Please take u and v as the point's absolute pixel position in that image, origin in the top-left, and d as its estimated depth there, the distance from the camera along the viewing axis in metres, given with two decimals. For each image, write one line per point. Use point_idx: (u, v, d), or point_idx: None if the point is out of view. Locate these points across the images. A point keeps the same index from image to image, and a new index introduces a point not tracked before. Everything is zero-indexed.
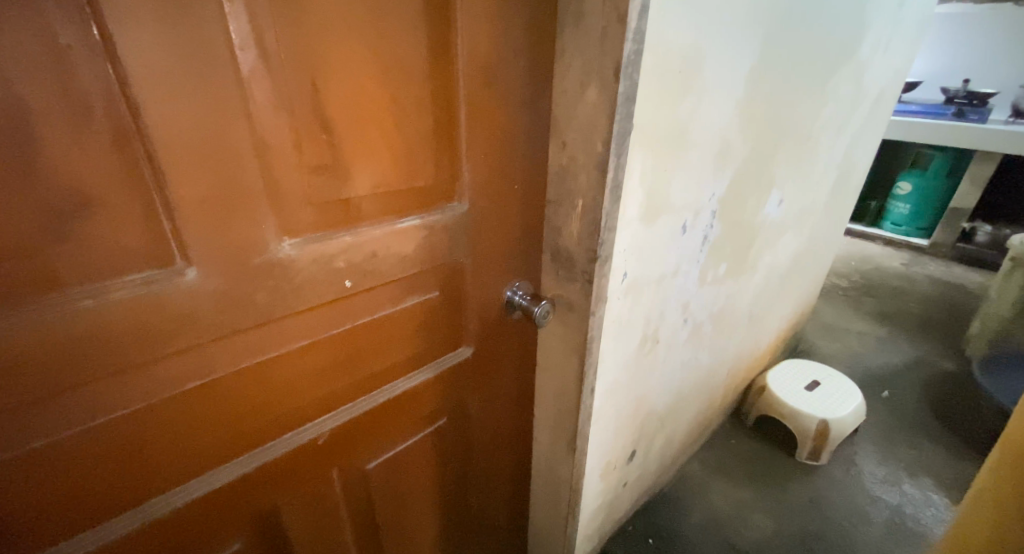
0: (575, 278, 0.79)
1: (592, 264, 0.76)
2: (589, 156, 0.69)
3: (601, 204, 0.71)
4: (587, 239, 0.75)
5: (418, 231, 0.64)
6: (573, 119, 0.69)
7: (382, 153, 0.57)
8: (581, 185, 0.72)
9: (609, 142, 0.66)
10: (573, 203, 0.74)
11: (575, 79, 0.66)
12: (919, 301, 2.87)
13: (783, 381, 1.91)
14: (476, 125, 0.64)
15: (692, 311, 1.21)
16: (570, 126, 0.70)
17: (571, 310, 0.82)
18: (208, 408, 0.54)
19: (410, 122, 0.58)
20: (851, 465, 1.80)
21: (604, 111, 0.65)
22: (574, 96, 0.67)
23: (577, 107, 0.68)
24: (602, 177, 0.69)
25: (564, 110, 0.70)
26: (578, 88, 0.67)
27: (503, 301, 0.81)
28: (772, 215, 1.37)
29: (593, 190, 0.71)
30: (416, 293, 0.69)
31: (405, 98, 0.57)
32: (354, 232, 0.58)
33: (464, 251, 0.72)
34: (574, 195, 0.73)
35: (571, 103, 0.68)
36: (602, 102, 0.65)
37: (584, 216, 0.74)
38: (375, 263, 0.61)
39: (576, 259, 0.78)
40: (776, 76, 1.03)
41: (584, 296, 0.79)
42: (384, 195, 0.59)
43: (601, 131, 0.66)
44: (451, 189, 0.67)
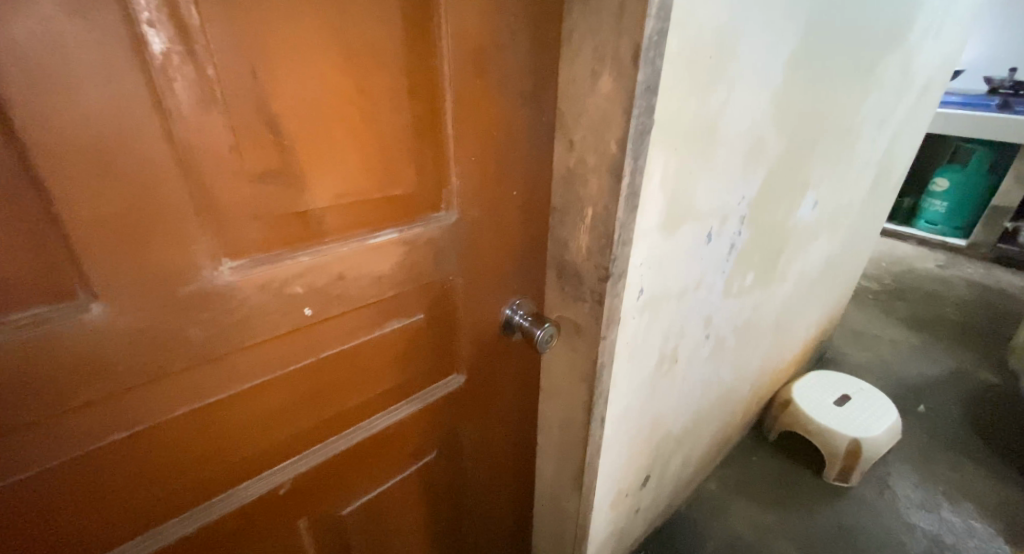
0: (583, 298, 0.69)
1: (603, 283, 0.65)
2: (601, 158, 0.58)
3: (615, 214, 0.60)
4: (598, 255, 0.64)
5: (397, 247, 0.55)
6: (583, 113, 0.58)
7: (347, 156, 0.47)
8: (591, 191, 0.61)
9: (625, 142, 0.55)
10: (582, 212, 0.64)
11: (586, 65, 0.55)
12: (956, 306, 2.70)
13: (810, 395, 1.79)
14: (465, 121, 0.54)
15: (715, 325, 1.10)
16: (578, 122, 0.59)
17: (579, 333, 0.72)
18: (136, 464, 0.45)
19: (382, 118, 0.48)
20: (884, 487, 1.68)
21: (620, 104, 0.54)
22: (585, 85, 0.56)
23: (588, 99, 0.57)
24: (616, 183, 0.58)
25: (572, 102, 0.59)
26: (589, 76, 0.55)
27: (500, 321, 0.71)
28: (806, 218, 1.24)
29: (605, 198, 0.60)
30: (396, 317, 0.59)
31: (376, 87, 0.47)
32: (317, 252, 0.48)
33: (454, 267, 0.62)
34: (583, 203, 0.63)
35: (580, 93, 0.57)
36: (618, 94, 0.53)
37: (594, 228, 0.63)
38: (343, 287, 0.51)
39: (585, 276, 0.67)
40: (819, 62, 0.90)
41: (594, 319, 0.69)
42: (353, 206, 0.50)
43: (615, 129, 0.55)
44: (437, 196, 0.57)
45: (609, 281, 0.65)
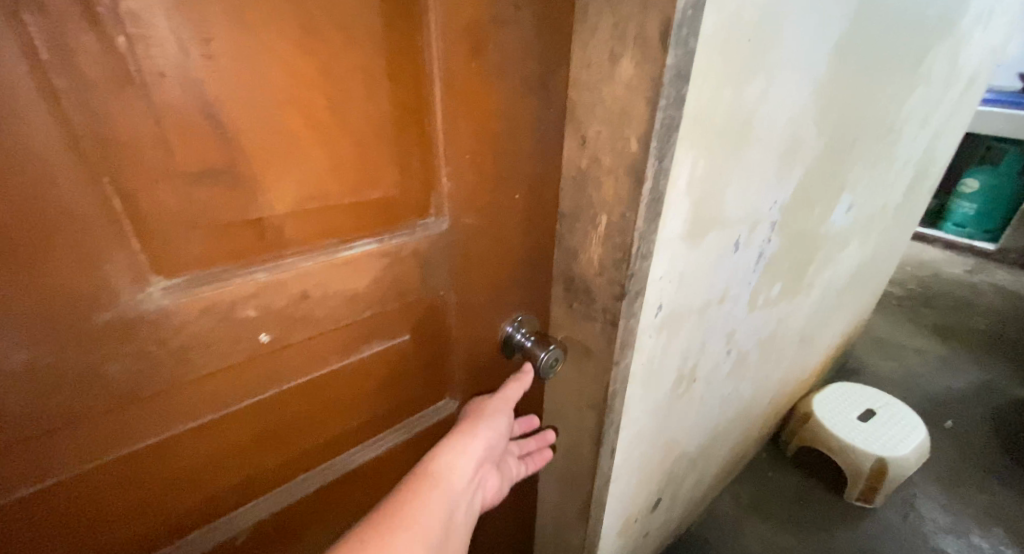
0: (594, 317, 0.60)
1: (618, 303, 0.56)
2: (618, 158, 0.49)
3: (634, 225, 0.51)
4: (613, 270, 0.55)
5: (376, 260, 0.46)
6: (599, 104, 0.49)
7: (310, 152, 0.39)
8: (606, 196, 0.52)
9: (649, 140, 0.46)
10: (594, 220, 0.55)
11: (605, 45, 0.46)
12: (984, 315, 2.57)
13: (832, 408, 1.70)
14: (458, 112, 0.46)
15: (737, 340, 1.00)
16: (593, 114, 0.50)
17: (588, 356, 0.63)
18: (54, 521, 0.38)
19: (355, 106, 0.40)
20: (909, 509, 1.58)
21: (643, 93, 0.44)
22: (602, 70, 0.47)
23: (605, 86, 0.48)
24: (636, 188, 0.49)
25: (585, 91, 0.50)
26: (607, 60, 0.46)
27: (500, 339, 0.63)
28: (838, 223, 1.14)
29: (623, 205, 0.51)
30: (376, 340, 0.51)
31: (345, 69, 0.38)
32: (275, 268, 0.40)
33: (445, 282, 0.54)
34: (596, 209, 0.54)
35: (595, 80, 0.48)
36: (642, 82, 0.44)
37: (609, 238, 0.54)
38: (308, 308, 0.43)
39: (597, 293, 0.58)
40: (866, 52, 0.80)
41: (605, 340, 0.60)
42: (319, 212, 0.41)
43: (637, 124, 0.46)
44: (424, 200, 0.49)
45: (625, 301, 0.56)
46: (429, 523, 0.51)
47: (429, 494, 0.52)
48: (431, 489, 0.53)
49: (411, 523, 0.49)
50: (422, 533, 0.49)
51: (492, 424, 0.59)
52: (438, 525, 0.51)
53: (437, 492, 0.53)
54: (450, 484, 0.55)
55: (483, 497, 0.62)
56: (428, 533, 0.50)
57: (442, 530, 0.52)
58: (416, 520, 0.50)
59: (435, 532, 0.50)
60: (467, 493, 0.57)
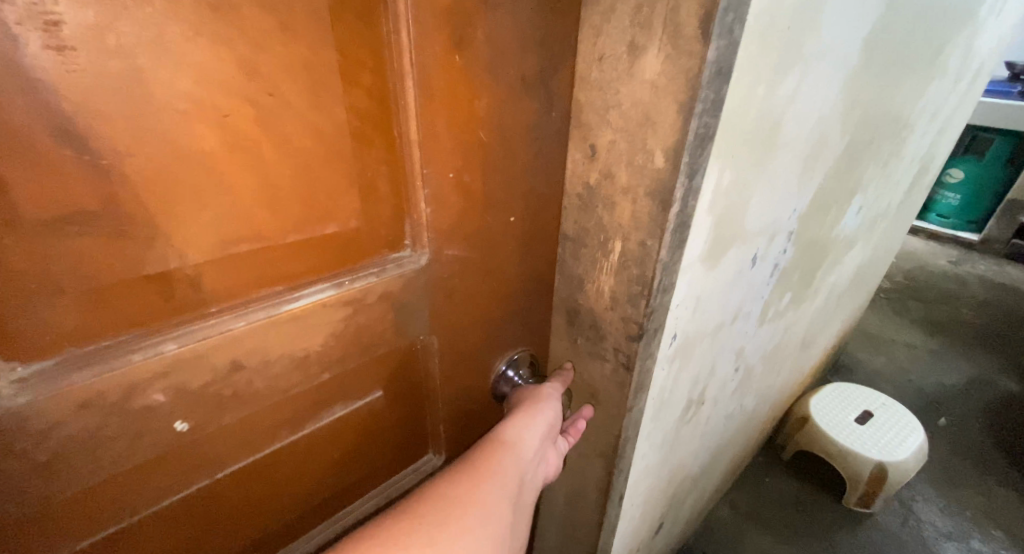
0: (603, 357, 0.51)
1: (633, 344, 0.47)
2: (638, 176, 0.40)
3: (656, 256, 0.41)
4: (627, 307, 0.46)
5: (334, 311, 0.36)
6: (614, 107, 0.39)
7: (233, 179, 0.29)
8: (621, 220, 0.43)
9: (680, 155, 0.36)
10: (604, 247, 0.45)
11: (623, 34, 0.36)
12: (971, 306, 2.56)
13: (829, 411, 1.65)
14: (436, 121, 0.35)
15: (746, 356, 0.93)
16: (605, 120, 0.40)
17: (596, 399, 0.54)
18: None
19: (295, 116, 0.30)
20: (908, 514, 1.55)
21: (674, 97, 0.35)
22: (619, 66, 0.37)
23: (622, 86, 0.38)
24: (661, 213, 0.39)
25: (596, 91, 0.40)
26: (626, 53, 0.37)
27: (492, 380, 0.54)
28: (848, 226, 1.07)
29: (642, 231, 0.41)
30: (340, 402, 0.41)
31: (278, 67, 0.28)
32: (193, 334, 0.30)
33: (425, 326, 0.44)
34: (607, 234, 0.44)
35: (609, 78, 0.38)
36: (672, 82, 0.35)
37: (623, 269, 0.45)
38: (244, 379, 0.33)
39: (606, 330, 0.49)
40: (895, 42, 0.72)
41: (615, 383, 0.51)
42: (252, 257, 0.31)
43: (664, 134, 0.36)
44: (395, 231, 0.39)
45: (641, 342, 0.47)
46: (501, 495, 0.42)
47: (500, 464, 0.44)
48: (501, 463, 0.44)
49: (484, 492, 0.41)
50: (496, 506, 0.41)
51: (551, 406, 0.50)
52: (509, 500, 0.43)
53: (508, 464, 0.45)
54: (521, 456, 0.46)
55: (547, 478, 0.51)
56: (501, 509, 0.42)
57: (512, 508, 0.43)
58: (489, 491, 0.42)
59: (507, 507, 0.42)
60: (535, 469, 0.48)
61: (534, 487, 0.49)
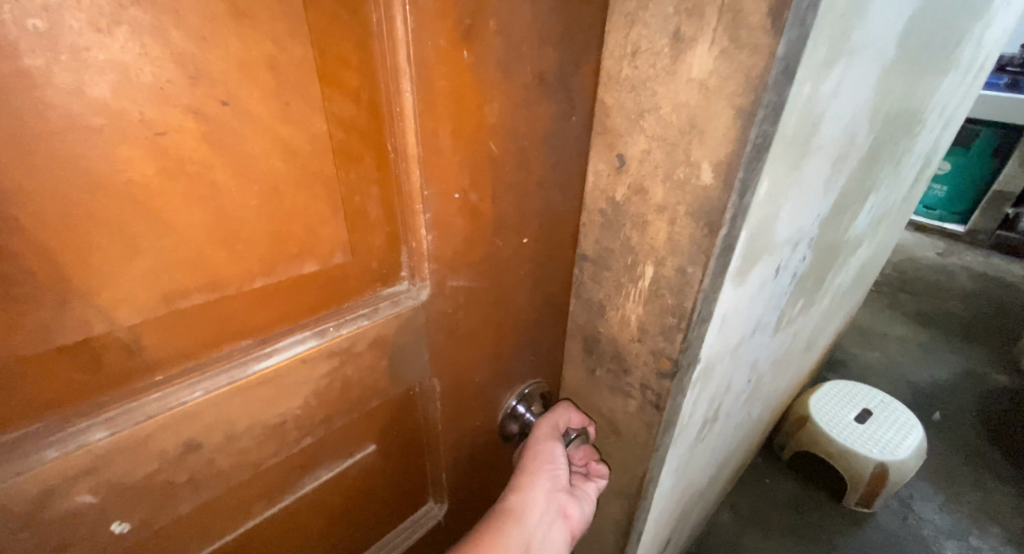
0: (627, 392, 0.46)
1: (665, 381, 0.41)
2: (678, 193, 0.34)
3: (698, 286, 0.35)
4: (659, 339, 0.40)
5: (317, 365, 0.30)
6: (650, 111, 0.33)
7: (179, 216, 0.22)
8: (654, 242, 0.37)
9: (733, 170, 0.30)
10: (632, 272, 0.39)
11: (666, 23, 0.30)
12: (959, 298, 2.55)
13: (828, 409, 1.61)
14: (439, 130, 0.29)
15: (758, 366, 0.88)
16: (638, 126, 0.34)
17: (618, 435, 0.49)
18: None
19: (260, 132, 0.23)
20: (908, 512, 1.53)
21: (729, 100, 0.29)
22: (659, 62, 0.31)
23: (662, 86, 0.32)
24: (706, 236, 0.33)
25: (627, 92, 0.34)
26: (669, 46, 0.30)
27: (501, 417, 0.47)
28: (858, 226, 1.02)
29: (681, 256, 0.35)
30: (329, 463, 0.35)
31: (234, 67, 0.21)
32: (132, 415, 0.24)
33: (427, 368, 0.37)
34: (637, 257, 0.39)
35: (645, 77, 0.32)
36: (729, 82, 0.28)
37: (655, 298, 0.39)
38: (205, 455, 0.27)
39: (632, 363, 0.44)
40: (926, 32, 0.66)
41: (640, 418, 0.46)
42: (208, 311, 0.25)
43: (714, 146, 0.30)
44: (389, 262, 0.32)
45: (673, 378, 0.41)
46: None
47: (502, 533, 0.42)
48: (503, 531, 0.42)
49: None
50: None
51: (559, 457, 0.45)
52: None
53: (510, 533, 0.42)
54: (526, 521, 0.43)
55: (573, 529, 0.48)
56: None
57: None
58: None
59: None
60: (548, 529, 0.45)
61: (551, 552, 0.45)
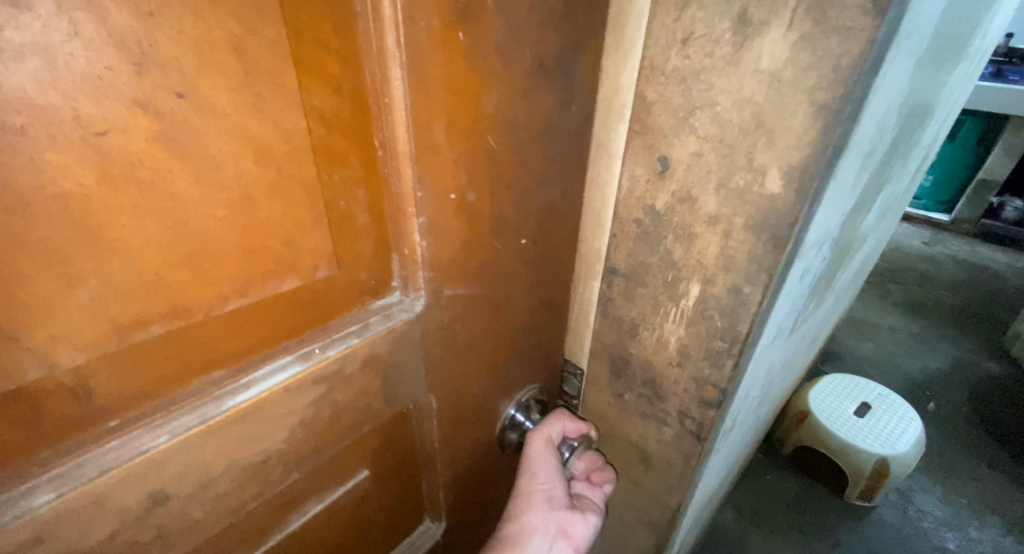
0: (662, 420, 0.44)
1: (706, 408, 0.40)
2: (735, 203, 0.31)
3: (756, 307, 0.33)
4: (703, 365, 0.38)
5: (302, 394, 0.26)
6: (704, 108, 0.30)
7: (128, 235, 0.18)
8: (703, 257, 0.34)
9: (803, 176, 0.28)
10: (673, 290, 0.37)
11: (728, 5, 0.27)
12: (947, 286, 2.56)
13: (828, 403, 1.57)
14: (434, 124, 0.25)
15: (770, 371, 0.85)
16: (687, 125, 0.31)
17: (647, 463, 0.48)
18: None
19: (222, 130, 0.19)
20: (908, 505, 1.49)
21: (807, 94, 0.26)
22: (717, 50, 0.28)
23: (719, 78, 0.29)
24: (771, 251, 0.31)
25: (675, 85, 0.30)
26: (731, 32, 0.27)
27: (499, 426, 0.44)
28: (866, 224, 1.00)
29: (736, 273, 0.33)
30: (315, 494, 0.32)
31: (189, 50, 0.17)
32: (82, 471, 0.20)
33: (423, 386, 0.34)
34: (680, 273, 0.36)
35: (698, 68, 0.29)
36: (809, 73, 0.26)
37: (700, 318, 0.37)
38: (175, 503, 0.24)
39: (669, 390, 0.42)
40: (960, 25, 0.63)
41: (676, 447, 0.45)
42: (172, 342, 0.21)
43: (785, 149, 0.28)
44: (378, 274, 0.29)
45: (719, 408, 0.40)
46: None
47: None
48: None
49: None
50: None
51: (552, 468, 0.42)
52: None
53: None
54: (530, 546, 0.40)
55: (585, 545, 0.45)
56: None
57: None
58: None
59: None
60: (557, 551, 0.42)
61: None
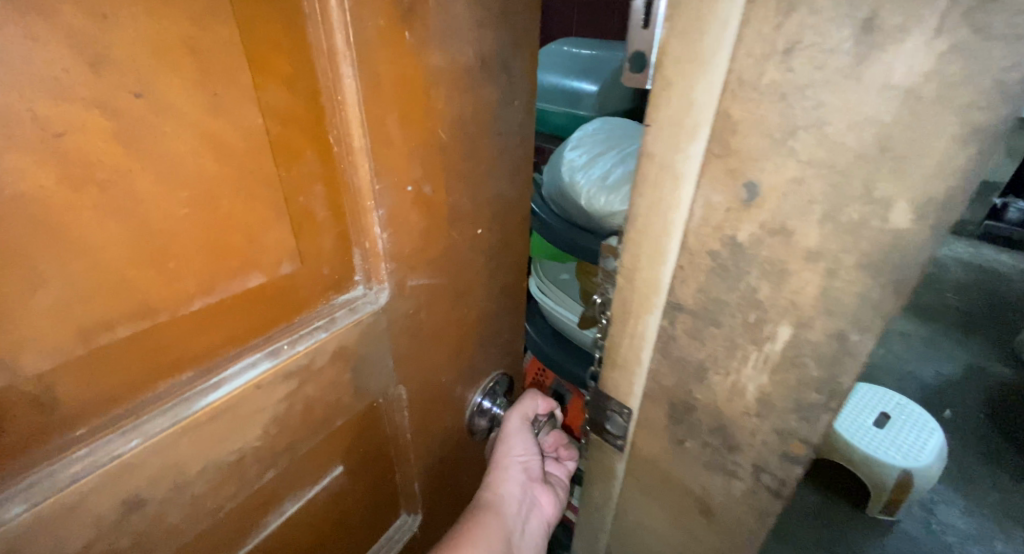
0: (732, 474, 0.40)
1: (786, 460, 0.36)
2: (846, 239, 0.27)
3: (864, 355, 0.29)
4: (789, 418, 0.34)
5: (272, 391, 0.28)
6: (810, 126, 0.25)
7: (92, 235, 0.20)
8: (797, 297, 0.30)
9: (938, 206, 0.24)
10: (755, 332, 0.33)
11: (852, 9, 0.22)
12: (953, 289, 2.51)
13: (854, 419, 1.39)
14: (387, 118, 0.27)
15: None
16: (786, 146, 0.26)
17: (708, 516, 0.44)
18: None
19: (179, 134, 0.21)
20: (932, 518, 1.37)
21: (957, 113, 0.22)
22: (832, 62, 0.23)
23: (834, 91, 0.24)
24: (890, 295, 0.27)
25: (770, 100, 0.26)
26: (854, 37, 0.23)
27: (468, 412, 0.45)
28: None
29: (842, 319, 0.29)
30: (292, 494, 0.33)
31: (145, 52, 0.19)
32: (51, 481, 0.21)
33: (392, 377, 0.36)
34: (765, 316, 0.32)
35: (805, 83, 0.24)
36: (959, 88, 0.21)
37: (790, 367, 0.32)
38: (149, 510, 0.25)
39: (744, 442, 0.37)
40: None
41: (747, 506, 0.40)
42: (138, 344, 0.23)
43: (919, 177, 0.24)
44: (342, 266, 0.30)
45: (806, 465, 0.35)
46: None
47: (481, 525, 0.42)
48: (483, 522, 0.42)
49: None
50: None
51: (524, 438, 0.46)
52: None
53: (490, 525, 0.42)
54: (503, 511, 0.44)
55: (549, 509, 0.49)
56: None
57: None
58: None
59: None
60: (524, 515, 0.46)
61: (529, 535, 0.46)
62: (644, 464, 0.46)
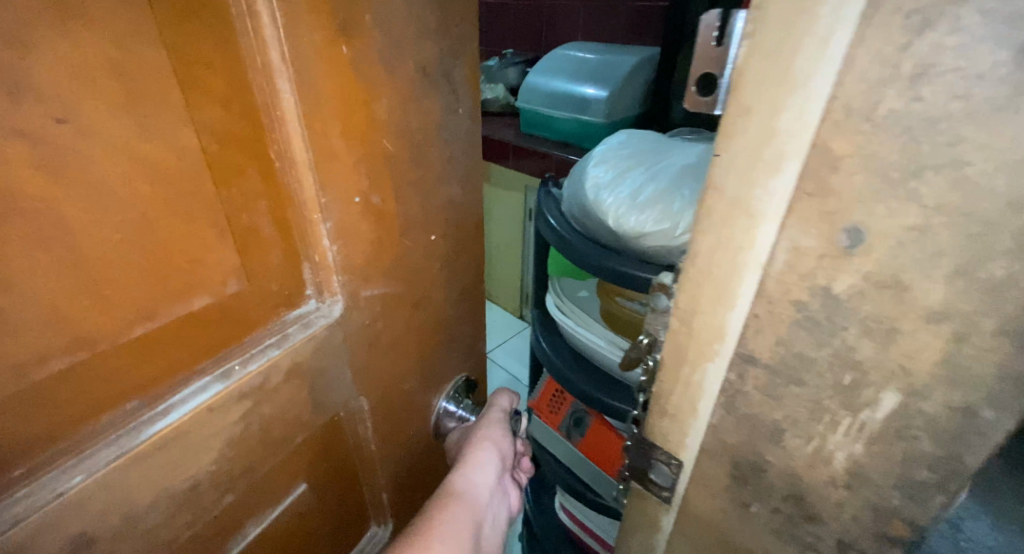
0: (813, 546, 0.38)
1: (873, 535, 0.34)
2: (988, 301, 0.24)
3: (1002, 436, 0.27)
4: (890, 492, 0.32)
5: (226, 413, 0.30)
6: (944, 168, 0.23)
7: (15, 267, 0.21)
8: (911, 361, 0.27)
9: None
10: (853, 396, 0.30)
11: (1013, 26, 0.19)
12: None
13: None
14: (330, 135, 0.30)
15: None
16: (907, 189, 0.24)
17: None
18: None
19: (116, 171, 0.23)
20: None
21: None
22: (979, 93, 0.21)
23: (976, 127, 0.21)
24: None
25: (893, 134, 0.23)
26: (1010, 62, 0.20)
27: (434, 413, 0.49)
28: None
29: (970, 390, 0.26)
30: (254, 518, 0.35)
31: (71, 82, 0.20)
32: None
33: (352, 389, 0.38)
34: (874, 380, 0.29)
35: (939, 114, 0.22)
36: None
37: (900, 439, 0.30)
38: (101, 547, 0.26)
39: (828, 515, 0.36)
40: None
41: None
42: (75, 374, 0.24)
43: None
44: (291, 278, 0.32)
45: (906, 547, 0.34)
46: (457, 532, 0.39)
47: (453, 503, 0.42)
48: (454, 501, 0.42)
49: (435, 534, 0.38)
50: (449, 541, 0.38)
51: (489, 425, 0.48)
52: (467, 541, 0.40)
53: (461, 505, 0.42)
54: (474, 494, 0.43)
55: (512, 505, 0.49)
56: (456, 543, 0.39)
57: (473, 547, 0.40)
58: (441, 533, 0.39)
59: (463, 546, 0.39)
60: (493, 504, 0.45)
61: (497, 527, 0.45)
62: (696, 521, 0.44)
